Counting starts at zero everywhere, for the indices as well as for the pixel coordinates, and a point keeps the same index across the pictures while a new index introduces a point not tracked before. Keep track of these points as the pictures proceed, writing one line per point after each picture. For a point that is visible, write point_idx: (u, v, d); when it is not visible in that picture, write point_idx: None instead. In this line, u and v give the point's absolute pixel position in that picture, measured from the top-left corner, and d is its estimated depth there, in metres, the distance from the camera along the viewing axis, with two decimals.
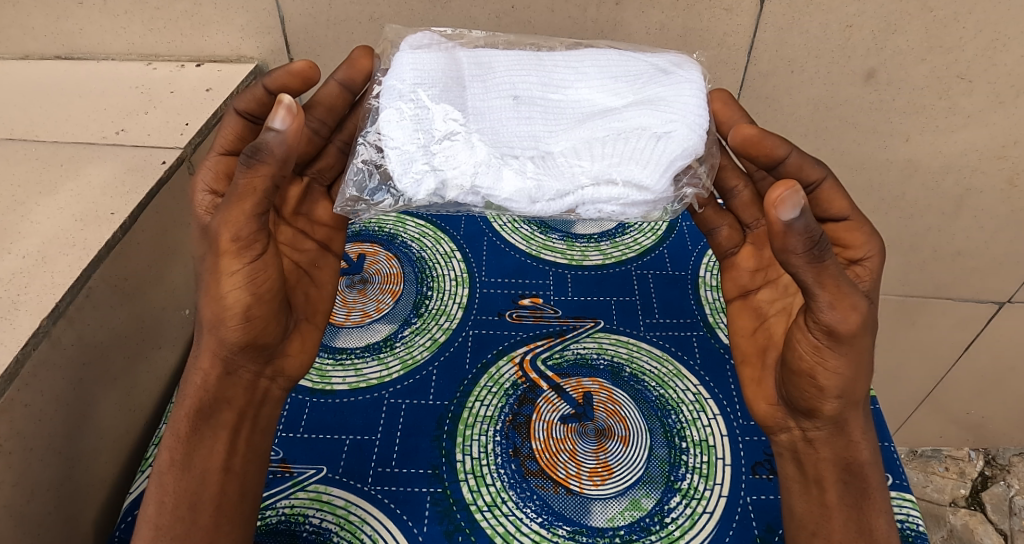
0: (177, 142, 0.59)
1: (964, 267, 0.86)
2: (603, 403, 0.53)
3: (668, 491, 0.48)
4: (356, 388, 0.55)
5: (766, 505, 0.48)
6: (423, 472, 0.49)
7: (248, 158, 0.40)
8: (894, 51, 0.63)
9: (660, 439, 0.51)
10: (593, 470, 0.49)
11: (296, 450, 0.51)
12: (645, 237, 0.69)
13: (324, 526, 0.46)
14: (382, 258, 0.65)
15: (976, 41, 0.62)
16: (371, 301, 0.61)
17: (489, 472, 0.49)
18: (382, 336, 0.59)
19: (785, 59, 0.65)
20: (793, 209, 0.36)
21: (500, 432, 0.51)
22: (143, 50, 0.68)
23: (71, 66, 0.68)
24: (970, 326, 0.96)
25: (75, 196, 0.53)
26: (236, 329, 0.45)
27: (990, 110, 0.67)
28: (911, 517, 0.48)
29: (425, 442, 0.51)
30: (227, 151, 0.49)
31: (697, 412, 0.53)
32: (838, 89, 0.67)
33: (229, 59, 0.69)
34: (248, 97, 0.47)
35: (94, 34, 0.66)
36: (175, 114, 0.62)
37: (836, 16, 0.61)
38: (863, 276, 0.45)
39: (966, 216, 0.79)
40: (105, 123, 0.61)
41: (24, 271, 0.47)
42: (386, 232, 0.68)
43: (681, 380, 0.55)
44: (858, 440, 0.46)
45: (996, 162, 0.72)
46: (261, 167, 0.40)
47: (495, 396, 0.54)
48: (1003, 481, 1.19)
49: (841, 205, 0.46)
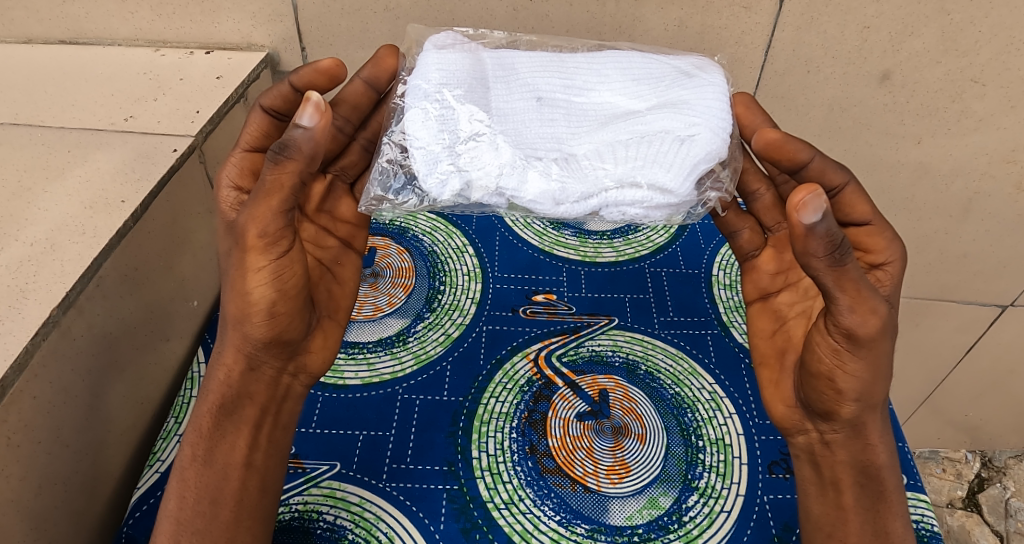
0: (188, 129, 0.57)
1: (969, 270, 0.87)
2: (619, 401, 0.52)
3: (686, 490, 0.48)
4: (369, 382, 0.54)
5: (783, 504, 0.48)
6: (438, 469, 0.48)
7: (274, 156, 0.39)
8: (910, 53, 0.63)
9: (676, 438, 0.51)
10: (611, 469, 0.48)
11: (308, 446, 0.50)
12: (659, 235, 0.69)
13: (339, 523, 0.46)
14: (394, 252, 0.64)
15: (991, 46, 0.62)
16: (383, 294, 0.60)
17: (505, 469, 0.48)
18: (395, 331, 0.58)
19: (801, 59, 0.65)
20: (815, 213, 0.36)
21: (517, 429, 0.51)
22: (151, 36, 0.67)
23: (77, 50, 0.67)
24: (972, 330, 0.97)
25: (84, 183, 0.52)
26: (260, 325, 0.44)
27: (1002, 113, 0.68)
28: (927, 518, 0.48)
29: (441, 438, 0.50)
30: (252, 148, 0.48)
31: (713, 411, 0.53)
32: (853, 90, 0.67)
33: (239, 46, 0.67)
34: (273, 95, 0.46)
35: (101, 18, 0.65)
36: (186, 101, 0.61)
37: (854, 17, 0.61)
38: (884, 280, 0.46)
39: (973, 219, 0.80)
40: (113, 109, 0.60)
41: (32, 258, 0.46)
42: (397, 225, 0.67)
43: (696, 378, 0.55)
44: (875, 442, 0.46)
45: (1005, 166, 0.73)
46: (287, 164, 0.40)
47: (510, 392, 0.53)
48: (999, 483, 1.21)
49: (864, 209, 0.46)
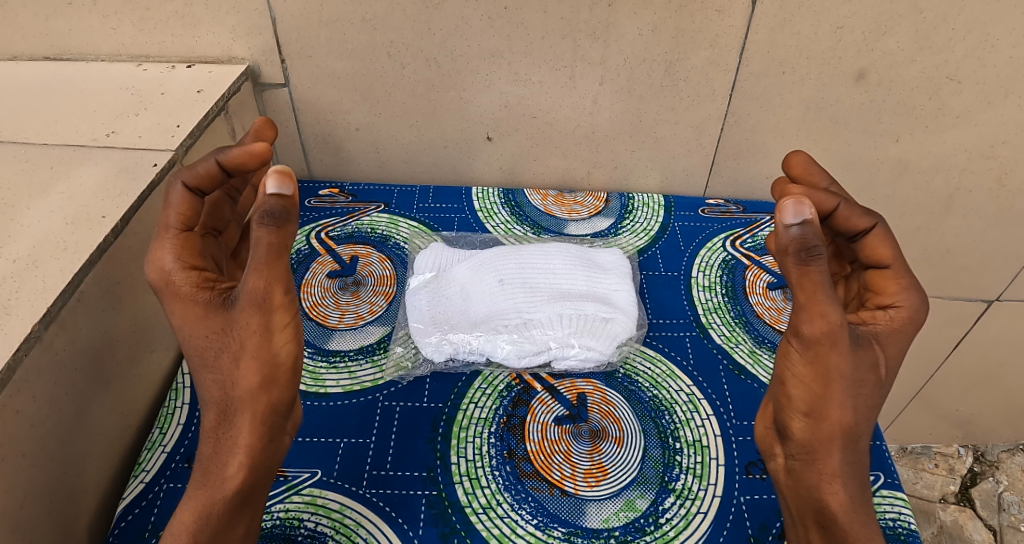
0: (168, 143, 0.58)
1: (954, 266, 0.87)
2: (597, 405, 0.53)
3: (662, 492, 0.48)
4: (350, 390, 0.55)
5: (760, 505, 0.48)
6: (418, 475, 0.49)
7: (275, 214, 0.39)
8: (884, 52, 0.64)
9: (654, 440, 0.51)
10: (588, 472, 0.49)
11: (290, 453, 0.51)
12: (638, 238, 0.71)
13: (319, 530, 0.46)
14: (376, 260, 0.66)
15: (966, 42, 0.63)
16: (365, 302, 0.62)
17: (484, 474, 0.49)
18: (376, 338, 0.59)
19: (777, 61, 0.65)
20: (793, 214, 0.39)
21: (495, 434, 0.51)
22: (133, 50, 0.68)
23: (61, 66, 0.68)
24: (959, 325, 0.97)
25: (65, 198, 0.53)
26: (248, 367, 0.41)
27: (979, 110, 0.68)
28: (904, 515, 0.47)
29: (421, 444, 0.51)
30: (183, 226, 0.43)
31: (691, 413, 0.53)
32: (829, 90, 0.67)
33: (219, 59, 0.68)
34: (200, 170, 0.44)
35: (84, 33, 0.66)
36: (166, 115, 0.62)
37: (827, 17, 0.62)
38: (884, 320, 0.44)
39: (955, 215, 0.80)
40: (95, 124, 0.61)
41: (15, 275, 0.47)
42: (379, 233, 0.70)
43: (674, 380, 0.56)
44: (836, 479, 0.42)
45: (985, 161, 0.73)
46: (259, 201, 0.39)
47: (489, 397, 0.54)
48: (992, 477, 1.21)
49: (886, 253, 0.45)
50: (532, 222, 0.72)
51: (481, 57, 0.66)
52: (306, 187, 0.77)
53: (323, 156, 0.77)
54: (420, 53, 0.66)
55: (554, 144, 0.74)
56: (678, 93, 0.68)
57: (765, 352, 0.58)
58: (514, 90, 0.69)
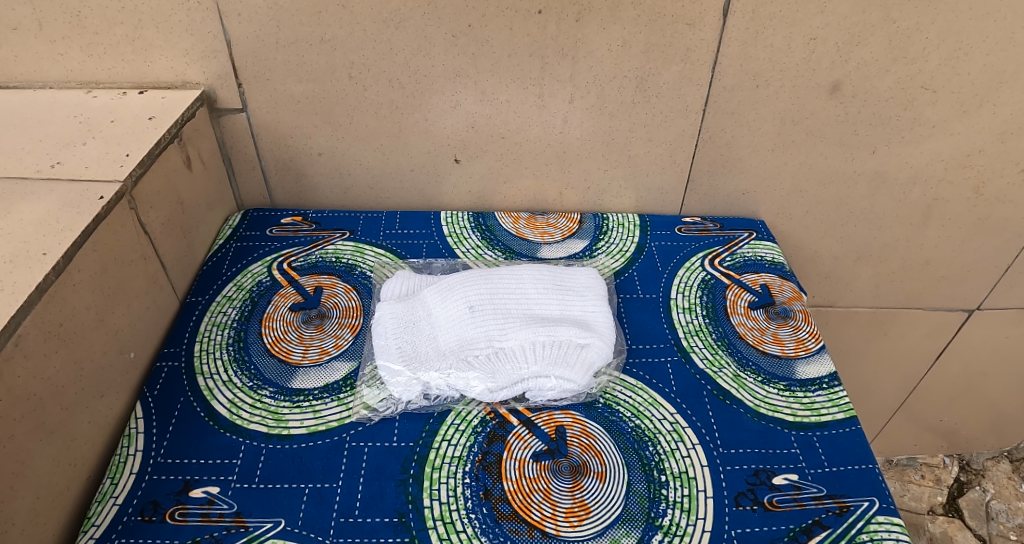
0: (117, 174, 0.55)
1: (934, 277, 0.87)
2: (577, 438, 0.51)
3: (650, 529, 0.45)
4: (315, 431, 0.52)
5: (753, 538, 0.45)
6: (388, 521, 0.46)
7: None
8: (858, 63, 0.63)
9: (638, 473, 0.49)
10: (570, 511, 0.46)
11: (250, 502, 0.47)
12: (615, 260, 0.69)
13: None
14: (340, 291, 0.64)
15: (938, 52, 0.62)
16: (330, 337, 0.59)
17: (459, 517, 0.46)
18: (342, 375, 0.56)
19: (750, 74, 0.64)
20: None
21: (470, 473, 0.48)
22: (83, 77, 0.65)
23: (8, 94, 0.64)
24: (941, 335, 0.97)
25: (5, 235, 0.49)
26: None
27: (954, 119, 0.68)
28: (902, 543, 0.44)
29: (391, 488, 0.48)
30: None
31: (675, 443, 0.51)
32: (804, 102, 0.66)
33: (174, 85, 0.66)
34: None
35: (31, 61, 0.63)
36: (116, 144, 0.58)
37: (800, 29, 0.61)
38: None
39: (934, 225, 0.80)
40: (40, 155, 0.57)
41: None
42: (344, 263, 0.67)
43: (657, 408, 0.53)
44: None
45: (962, 170, 0.73)
46: None
47: (463, 434, 0.51)
48: (978, 486, 1.21)
49: None
50: (503, 245, 0.70)
51: (446, 76, 0.64)
52: (269, 216, 0.74)
53: (285, 182, 0.74)
54: (383, 74, 0.64)
55: (523, 165, 0.72)
56: (650, 109, 0.67)
57: (748, 376, 0.57)
58: (481, 109, 0.67)
